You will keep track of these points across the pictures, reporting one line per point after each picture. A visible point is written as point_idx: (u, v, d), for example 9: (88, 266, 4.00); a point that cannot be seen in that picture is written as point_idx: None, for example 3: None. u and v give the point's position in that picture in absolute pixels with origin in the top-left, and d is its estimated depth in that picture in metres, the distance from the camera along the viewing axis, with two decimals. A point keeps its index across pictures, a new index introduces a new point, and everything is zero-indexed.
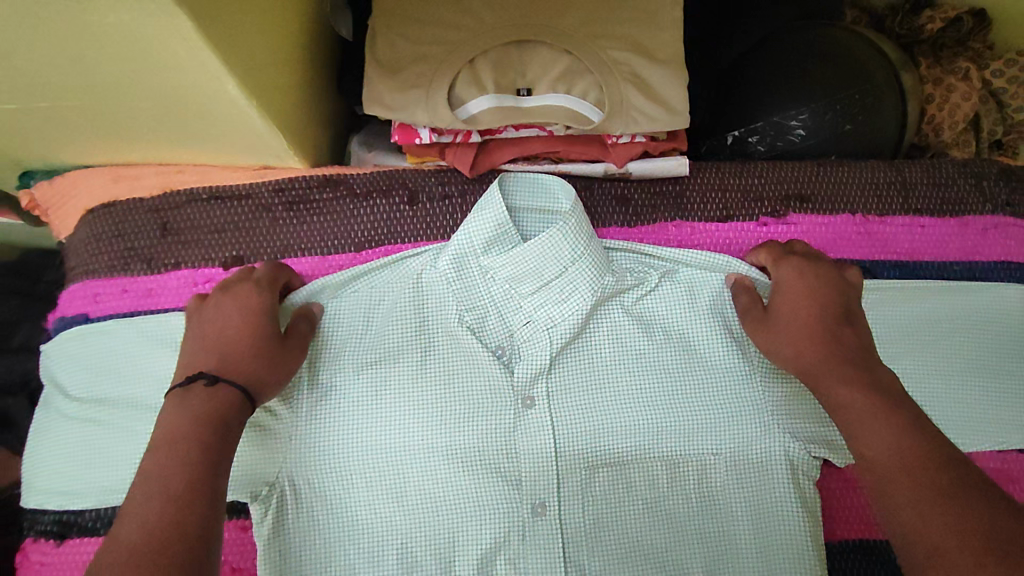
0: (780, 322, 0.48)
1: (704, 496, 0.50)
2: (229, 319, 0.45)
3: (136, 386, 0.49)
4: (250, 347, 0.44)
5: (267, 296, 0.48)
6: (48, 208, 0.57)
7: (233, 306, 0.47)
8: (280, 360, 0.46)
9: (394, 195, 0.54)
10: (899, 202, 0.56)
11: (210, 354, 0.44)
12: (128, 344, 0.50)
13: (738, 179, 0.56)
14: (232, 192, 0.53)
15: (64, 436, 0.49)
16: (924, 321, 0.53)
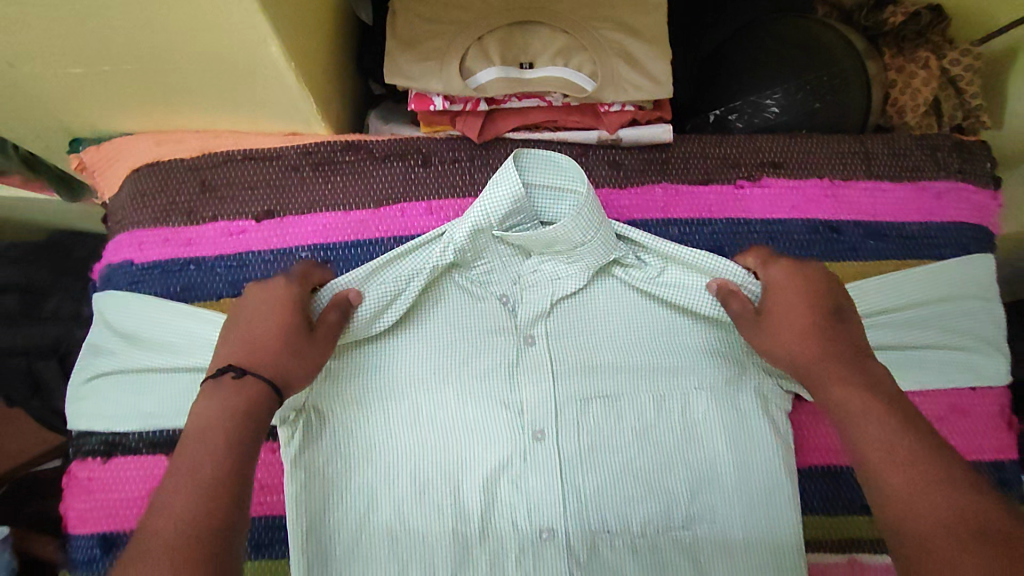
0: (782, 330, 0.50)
1: (685, 427, 0.56)
2: (264, 314, 0.48)
3: (178, 346, 0.54)
4: (281, 343, 0.47)
5: (297, 294, 0.51)
6: (95, 170, 0.63)
7: (266, 298, 0.50)
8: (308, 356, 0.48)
9: (410, 158, 0.60)
10: (862, 168, 0.63)
11: (243, 351, 0.46)
12: (166, 315, 0.54)
13: (718, 148, 0.62)
14: (264, 154, 0.59)
15: (108, 382, 0.54)
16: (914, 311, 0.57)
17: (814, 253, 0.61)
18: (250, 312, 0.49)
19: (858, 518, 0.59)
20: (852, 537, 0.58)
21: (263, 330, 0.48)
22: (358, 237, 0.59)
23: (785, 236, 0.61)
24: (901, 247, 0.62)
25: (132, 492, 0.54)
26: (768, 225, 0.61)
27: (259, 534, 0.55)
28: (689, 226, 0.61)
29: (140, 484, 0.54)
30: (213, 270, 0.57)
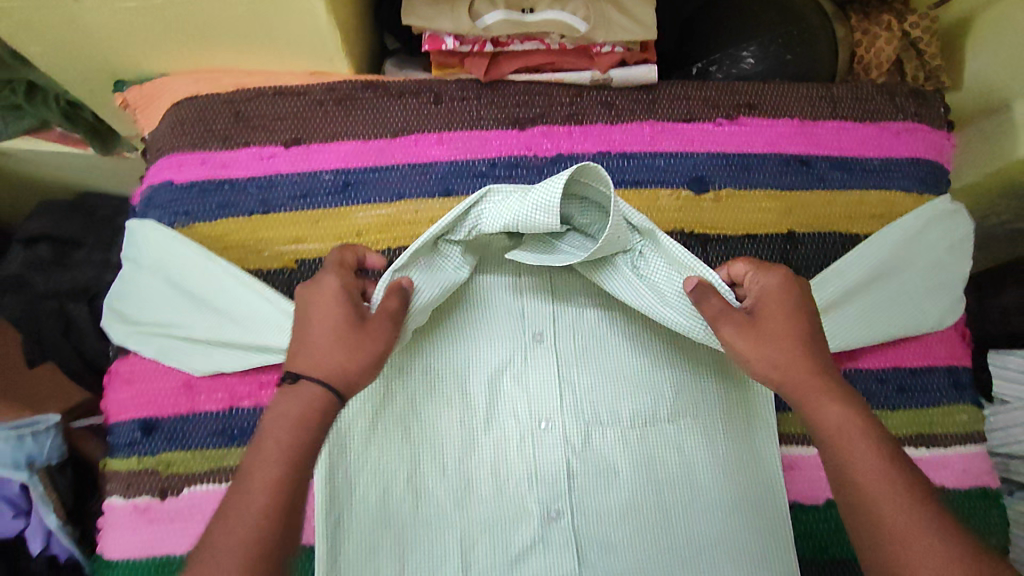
0: (772, 329, 0.51)
1: (672, 352, 0.63)
2: (322, 310, 0.50)
3: (238, 310, 0.59)
4: (336, 339, 0.49)
5: (343, 286, 0.52)
6: (137, 108, 0.70)
7: (319, 291, 0.52)
8: (358, 346, 0.49)
9: (423, 96, 0.67)
10: (830, 110, 0.70)
11: (301, 352, 0.49)
12: (227, 282, 0.59)
13: (699, 91, 0.69)
14: (292, 90, 0.66)
15: (168, 303, 0.61)
16: (886, 289, 0.65)
17: (786, 183, 0.68)
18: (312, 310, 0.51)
19: None
20: None
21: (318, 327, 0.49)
22: (376, 163, 0.65)
23: (760, 167, 0.68)
24: (864, 178, 0.68)
25: (167, 384, 0.60)
26: (745, 157, 0.68)
27: None
28: (674, 159, 0.68)
29: (175, 376, 0.60)
30: (245, 189, 0.64)
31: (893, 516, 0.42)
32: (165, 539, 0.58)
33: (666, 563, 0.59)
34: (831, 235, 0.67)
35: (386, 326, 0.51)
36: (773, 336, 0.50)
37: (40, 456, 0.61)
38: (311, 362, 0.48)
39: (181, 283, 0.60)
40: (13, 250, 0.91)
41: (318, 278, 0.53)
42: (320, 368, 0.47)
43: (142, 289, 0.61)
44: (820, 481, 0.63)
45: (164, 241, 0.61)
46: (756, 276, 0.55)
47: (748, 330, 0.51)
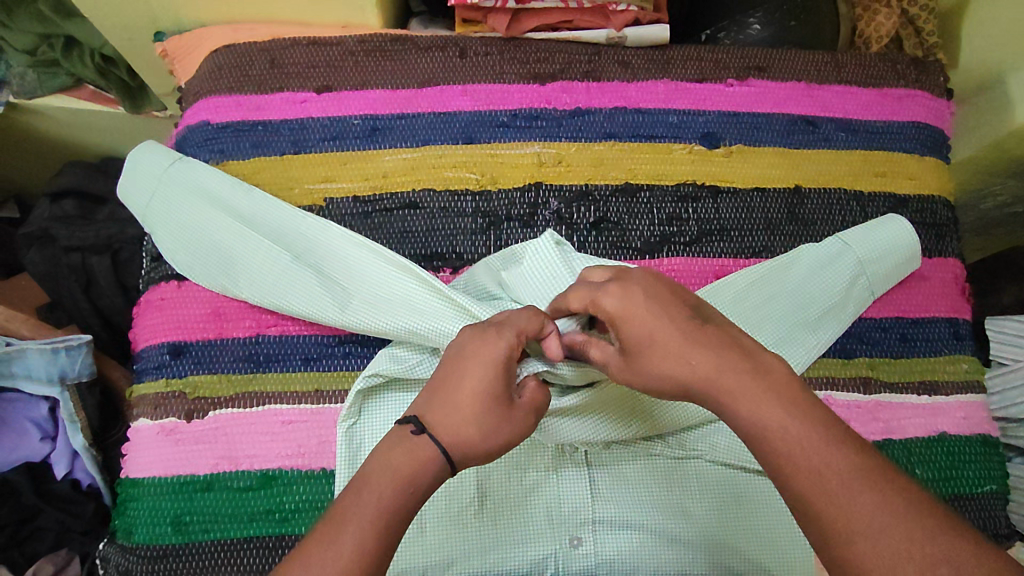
0: (648, 365, 0.44)
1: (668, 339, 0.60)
2: (474, 372, 0.46)
3: (302, 262, 0.61)
4: (477, 415, 0.45)
5: (512, 353, 0.47)
6: (174, 58, 0.73)
7: (479, 346, 0.46)
8: (499, 426, 0.45)
9: (449, 50, 0.70)
10: (835, 75, 0.73)
11: (439, 407, 0.45)
12: (295, 239, 0.62)
13: (711, 54, 0.73)
14: (325, 41, 0.70)
15: (221, 242, 0.62)
16: (758, 323, 0.63)
17: (793, 141, 0.71)
18: (467, 365, 0.46)
19: (835, 359, 0.66)
20: (829, 375, 0.65)
21: (464, 389, 0.45)
22: (402, 111, 0.68)
23: (768, 126, 0.71)
24: (867, 140, 0.71)
25: (197, 312, 0.62)
26: (753, 115, 0.71)
27: (306, 349, 0.61)
28: (686, 116, 0.70)
29: (205, 304, 0.62)
30: (278, 131, 0.67)
31: (836, 506, 0.37)
32: (190, 459, 0.58)
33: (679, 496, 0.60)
34: (836, 192, 0.70)
35: (521, 418, 0.47)
36: (650, 376, 0.44)
37: (71, 371, 0.66)
38: (453, 431, 0.44)
39: (240, 229, 0.62)
40: (42, 205, 0.94)
41: (483, 328, 0.48)
42: (449, 435, 0.44)
43: (194, 223, 0.63)
44: None
45: (228, 193, 0.63)
46: (605, 291, 0.47)
47: (628, 374, 0.45)
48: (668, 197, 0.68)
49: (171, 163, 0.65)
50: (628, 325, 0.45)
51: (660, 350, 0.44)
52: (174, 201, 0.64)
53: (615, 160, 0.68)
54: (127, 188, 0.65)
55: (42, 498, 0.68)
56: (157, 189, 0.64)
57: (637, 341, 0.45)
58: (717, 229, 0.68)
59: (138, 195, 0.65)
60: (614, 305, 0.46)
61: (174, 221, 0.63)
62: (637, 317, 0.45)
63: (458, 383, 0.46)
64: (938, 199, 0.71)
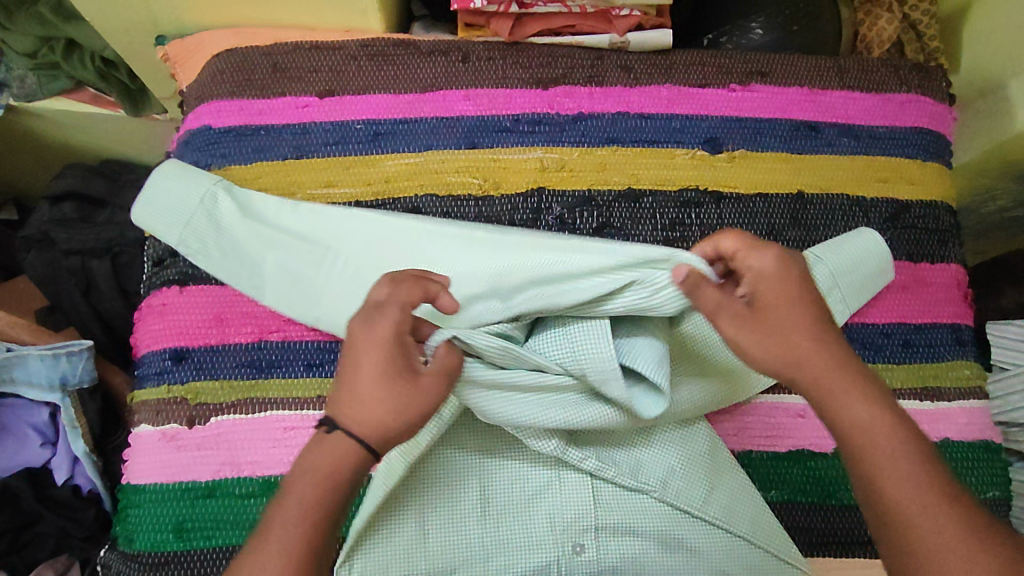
0: (776, 320, 0.45)
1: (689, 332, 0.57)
2: (370, 351, 0.45)
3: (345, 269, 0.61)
4: (379, 398, 0.44)
5: (402, 329, 0.45)
6: (176, 62, 0.73)
7: (369, 327, 0.45)
8: (409, 402, 0.44)
9: (451, 54, 0.70)
10: (837, 80, 0.73)
11: (344, 395, 0.44)
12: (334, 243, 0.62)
13: (713, 59, 0.73)
14: (327, 45, 0.69)
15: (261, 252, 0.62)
16: None
17: (796, 146, 0.71)
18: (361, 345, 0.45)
19: None
20: None
21: (363, 374, 0.44)
22: (404, 116, 0.68)
23: (771, 131, 0.71)
24: (870, 145, 0.71)
25: (198, 317, 0.61)
26: (756, 120, 0.71)
27: (309, 354, 0.61)
28: (689, 121, 0.70)
29: (207, 309, 0.62)
30: (280, 136, 0.67)
31: None
32: (191, 465, 0.58)
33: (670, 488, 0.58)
34: (838, 197, 0.70)
35: (432, 385, 0.46)
36: (771, 334, 0.45)
37: (73, 377, 0.66)
38: (359, 414, 0.44)
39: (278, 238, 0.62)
40: (42, 208, 0.94)
41: (371, 309, 0.46)
42: (358, 423, 0.43)
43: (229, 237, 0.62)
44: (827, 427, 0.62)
45: (260, 201, 0.63)
46: (747, 255, 0.49)
47: (744, 327, 0.45)
48: (671, 202, 0.68)
49: (212, 183, 0.63)
50: (765, 285, 0.47)
51: (783, 316, 0.45)
52: (200, 214, 0.63)
53: (618, 165, 0.68)
54: (146, 206, 0.63)
55: (42, 504, 0.67)
56: (179, 210, 0.63)
57: (769, 299, 0.46)
58: (719, 234, 0.67)
59: (171, 221, 0.63)
60: (760, 264, 0.48)
61: (222, 241, 0.62)
62: (776, 280, 0.47)
63: (356, 369, 0.44)
64: (941, 205, 0.71)
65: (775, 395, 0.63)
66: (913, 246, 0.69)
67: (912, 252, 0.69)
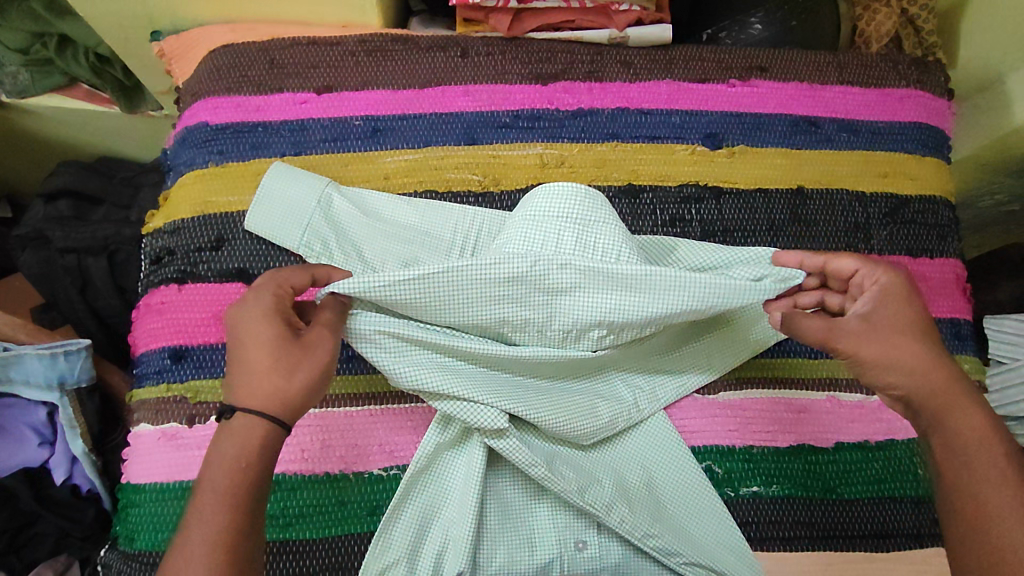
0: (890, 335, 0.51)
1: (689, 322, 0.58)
2: (251, 329, 0.48)
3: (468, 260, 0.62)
4: (268, 368, 0.47)
5: (276, 305, 0.49)
6: (172, 58, 0.73)
7: (246, 310, 0.49)
8: (297, 364, 0.47)
9: (451, 50, 0.70)
10: (836, 76, 0.73)
11: (238, 376, 0.47)
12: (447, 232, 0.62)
13: (712, 53, 0.72)
14: (325, 41, 0.69)
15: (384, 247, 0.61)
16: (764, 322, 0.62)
17: (796, 141, 0.70)
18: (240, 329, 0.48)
19: None
20: (830, 376, 0.62)
21: (249, 352, 0.47)
22: (402, 112, 0.68)
23: (770, 126, 0.71)
24: (870, 140, 0.71)
25: (197, 314, 0.61)
26: (756, 116, 0.71)
27: None
28: (689, 117, 0.70)
29: (205, 306, 0.61)
30: (278, 132, 0.66)
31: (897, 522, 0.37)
32: (191, 465, 0.57)
33: (611, 510, 0.55)
34: (840, 191, 0.69)
35: (318, 341, 0.49)
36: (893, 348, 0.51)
37: (71, 376, 0.66)
38: (254, 393, 0.46)
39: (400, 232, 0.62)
40: (36, 205, 0.93)
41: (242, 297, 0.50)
42: (254, 397, 0.46)
43: (355, 234, 0.62)
44: (827, 422, 0.61)
45: (375, 200, 0.63)
46: (865, 274, 0.54)
47: (866, 341, 0.51)
48: (672, 198, 0.67)
49: (322, 184, 0.63)
50: (876, 305, 0.53)
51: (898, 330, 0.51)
52: (323, 212, 0.62)
53: (618, 160, 0.68)
54: (260, 209, 0.62)
55: (40, 504, 0.67)
56: (294, 210, 0.62)
57: (884, 321, 0.52)
58: (721, 230, 0.67)
59: (288, 222, 0.62)
60: (880, 280, 0.54)
61: (344, 240, 0.62)
62: (885, 307, 0.52)
63: (241, 351, 0.47)
64: (941, 200, 0.70)
65: (771, 390, 0.61)
66: (911, 242, 0.68)
67: (911, 248, 0.68)
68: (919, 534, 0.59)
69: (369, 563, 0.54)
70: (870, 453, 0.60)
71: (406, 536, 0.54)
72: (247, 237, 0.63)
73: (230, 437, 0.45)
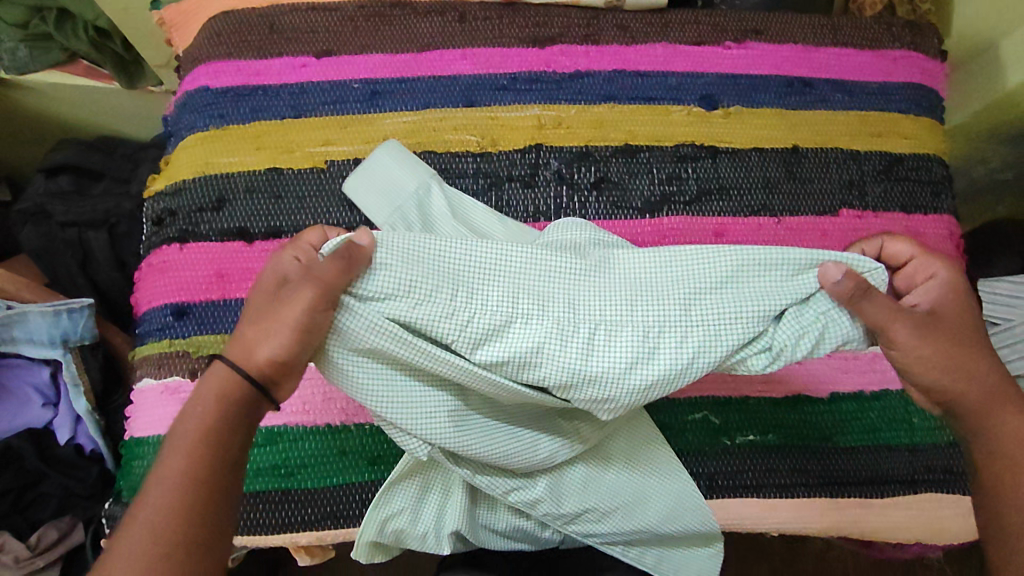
0: (948, 326, 0.48)
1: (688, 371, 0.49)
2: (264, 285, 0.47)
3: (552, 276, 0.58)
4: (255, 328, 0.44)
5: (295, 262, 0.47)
6: (172, 27, 0.73)
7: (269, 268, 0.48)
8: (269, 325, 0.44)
9: (449, 15, 0.70)
10: (831, 38, 0.73)
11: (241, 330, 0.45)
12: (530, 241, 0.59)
13: (708, 17, 0.73)
14: (324, 6, 0.70)
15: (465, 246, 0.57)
16: None
17: (791, 102, 0.71)
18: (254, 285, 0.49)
19: None
20: None
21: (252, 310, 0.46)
22: (400, 75, 0.68)
23: (765, 88, 0.71)
24: (864, 101, 0.72)
25: (198, 273, 0.61)
26: (751, 77, 0.71)
27: None
28: (685, 79, 0.71)
29: (207, 265, 0.61)
30: (277, 96, 0.67)
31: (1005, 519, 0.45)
32: None
33: (537, 507, 0.54)
34: (835, 151, 0.70)
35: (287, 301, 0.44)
36: (953, 345, 0.47)
37: (73, 333, 0.66)
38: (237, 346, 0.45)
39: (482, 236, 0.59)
40: (37, 181, 0.94)
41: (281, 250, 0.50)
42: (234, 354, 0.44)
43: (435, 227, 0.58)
44: (825, 373, 0.61)
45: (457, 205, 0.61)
46: (919, 262, 0.51)
47: (924, 335, 0.47)
48: (668, 157, 0.68)
49: (427, 177, 0.61)
50: (937, 296, 0.50)
51: (957, 326, 0.48)
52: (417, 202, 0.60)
53: (615, 121, 0.69)
54: (356, 185, 0.62)
55: (45, 462, 0.66)
56: (393, 198, 0.61)
57: (947, 312, 0.49)
58: (716, 188, 0.67)
59: (381, 203, 0.61)
60: (942, 270, 0.50)
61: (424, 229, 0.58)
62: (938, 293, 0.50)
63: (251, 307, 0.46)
64: (934, 157, 0.71)
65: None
66: (905, 199, 0.69)
67: (905, 205, 0.69)
68: (912, 480, 0.60)
69: (370, 514, 0.54)
70: (865, 403, 0.61)
71: (409, 492, 0.55)
72: (248, 197, 0.63)
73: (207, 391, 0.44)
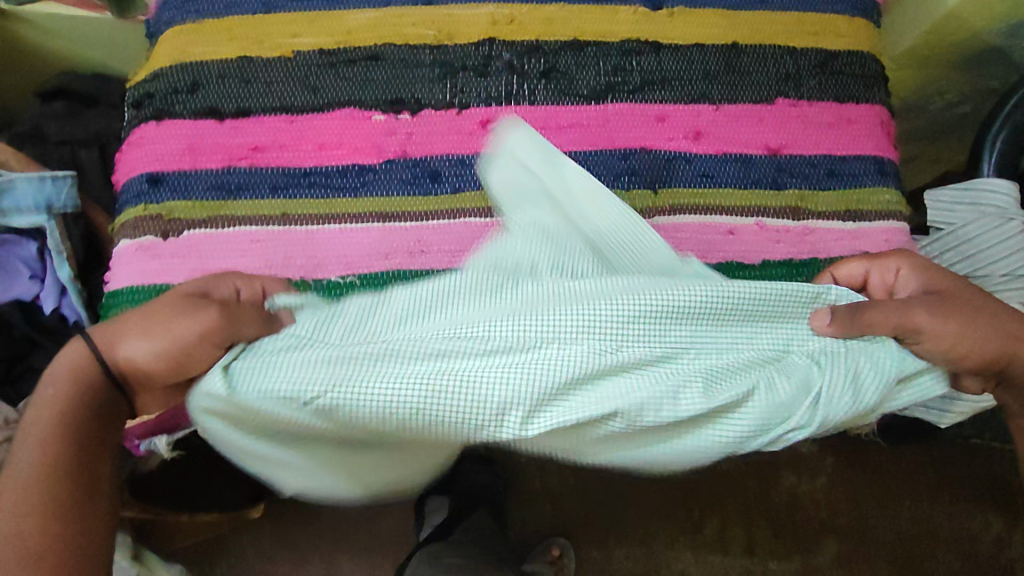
0: (953, 299, 0.55)
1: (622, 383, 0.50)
2: (186, 288, 0.55)
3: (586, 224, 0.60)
4: (147, 320, 0.52)
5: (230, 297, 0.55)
6: None
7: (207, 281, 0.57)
8: (155, 326, 0.51)
9: None
10: None
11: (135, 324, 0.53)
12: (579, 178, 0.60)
13: None
14: None
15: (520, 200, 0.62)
16: (689, 157, 0.70)
17: (732, 3, 0.75)
18: (180, 287, 0.56)
19: (767, 190, 0.70)
20: (756, 205, 0.69)
21: (155, 306, 0.54)
22: None
23: None
24: (802, 2, 0.76)
25: (173, 147, 0.66)
26: None
27: (274, 179, 0.66)
28: None
29: (181, 140, 0.66)
30: None
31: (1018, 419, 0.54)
32: (167, 271, 0.63)
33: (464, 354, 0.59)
34: (772, 47, 0.74)
35: (183, 314, 0.51)
36: (965, 313, 0.54)
37: (57, 201, 0.75)
38: (117, 332, 0.53)
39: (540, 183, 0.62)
40: (33, 105, 1.00)
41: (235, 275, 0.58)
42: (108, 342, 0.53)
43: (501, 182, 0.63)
44: (757, 242, 0.68)
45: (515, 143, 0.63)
46: (875, 270, 0.61)
47: (942, 312, 0.53)
48: (614, 52, 0.72)
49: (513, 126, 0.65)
50: (920, 280, 0.58)
51: (960, 299, 0.55)
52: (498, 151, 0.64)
53: (564, 19, 0.73)
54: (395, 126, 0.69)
55: (32, 329, 0.77)
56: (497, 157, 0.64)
57: (941, 288, 0.56)
58: (658, 79, 0.72)
59: (426, 133, 0.68)
60: (903, 263, 0.60)
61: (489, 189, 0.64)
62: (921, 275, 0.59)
63: (161, 300, 0.54)
64: (867, 54, 0.75)
65: (700, 215, 0.69)
66: (838, 90, 0.73)
67: (838, 96, 0.73)
68: None
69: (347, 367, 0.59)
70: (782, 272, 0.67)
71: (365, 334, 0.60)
72: (220, 81, 0.68)
73: (71, 364, 0.53)
